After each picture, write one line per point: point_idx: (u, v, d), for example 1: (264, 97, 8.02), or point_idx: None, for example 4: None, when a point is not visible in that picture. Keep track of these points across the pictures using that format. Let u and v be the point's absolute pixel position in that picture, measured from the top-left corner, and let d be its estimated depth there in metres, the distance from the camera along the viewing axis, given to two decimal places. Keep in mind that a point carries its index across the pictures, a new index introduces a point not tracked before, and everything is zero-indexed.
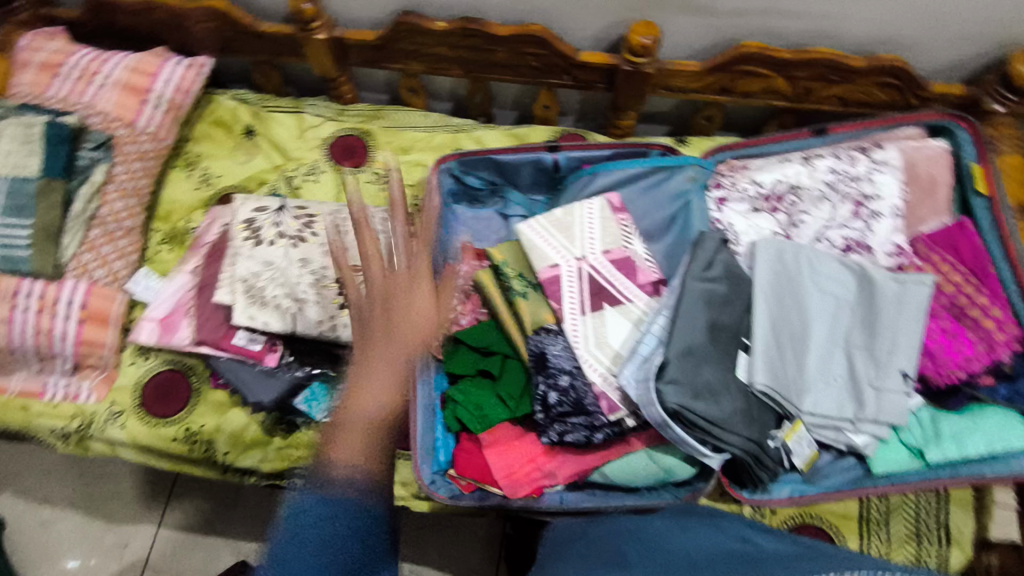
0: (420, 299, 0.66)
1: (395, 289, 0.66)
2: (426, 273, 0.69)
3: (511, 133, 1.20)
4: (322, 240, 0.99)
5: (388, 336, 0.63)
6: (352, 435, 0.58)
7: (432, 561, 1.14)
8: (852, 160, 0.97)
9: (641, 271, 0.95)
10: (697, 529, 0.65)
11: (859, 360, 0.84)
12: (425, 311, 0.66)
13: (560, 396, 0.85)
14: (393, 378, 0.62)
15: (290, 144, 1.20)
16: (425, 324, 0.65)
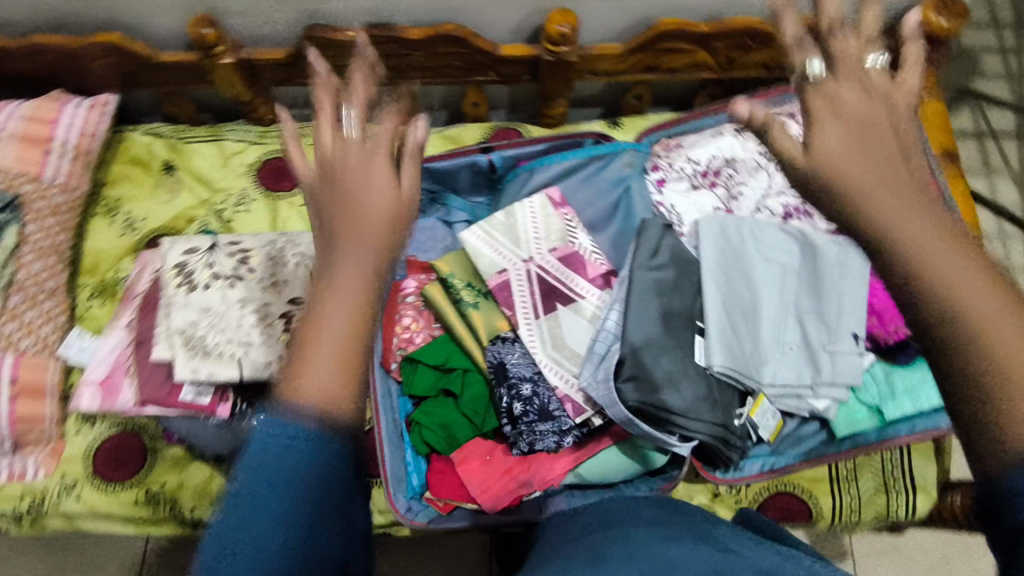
0: (381, 183, 0.50)
1: (350, 178, 0.50)
2: (387, 144, 0.52)
3: (443, 136, 1.17)
4: (260, 275, 0.96)
5: (346, 225, 0.48)
6: (311, 335, 0.45)
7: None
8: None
9: (590, 264, 0.94)
10: (701, 527, 0.64)
11: (811, 324, 0.85)
12: (386, 195, 0.50)
13: (525, 407, 0.84)
14: (344, 338, 0.45)
15: (215, 175, 1.14)
16: (390, 209, 0.49)
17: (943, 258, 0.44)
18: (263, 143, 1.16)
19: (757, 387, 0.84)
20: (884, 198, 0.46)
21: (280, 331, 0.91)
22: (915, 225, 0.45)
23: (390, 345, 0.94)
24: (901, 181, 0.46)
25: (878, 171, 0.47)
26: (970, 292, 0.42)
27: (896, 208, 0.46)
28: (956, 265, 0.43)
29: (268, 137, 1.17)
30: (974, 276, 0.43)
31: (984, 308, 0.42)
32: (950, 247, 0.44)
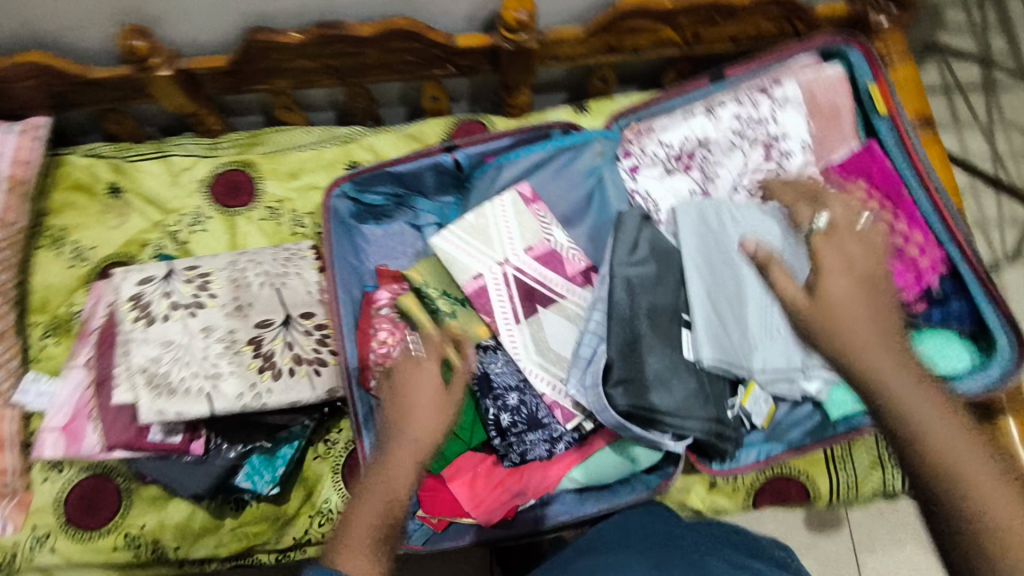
0: (427, 390, 0.75)
1: (415, 399, 0.74)
2: (434, 355, 0.79)
3: (404, 135, 1.11)
4: (223, 300, 0.91)
5: (401, 422, 0.73)
6: (357, 529, 0.64)
7: None
8: (756, 101, 0.93)
9: (568, 261, 0.91)
10: (714, 564, 0.63)
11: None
12: (432, 408, 0.74)
13: (513, 417, 0.82)
14: (375, 512, 0.66)
15: (165, 195, 1.07)
16: (432, 422, 0.73)
17: (905, 396, 0.63)
18: (214, 155, 1.09)
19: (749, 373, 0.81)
20: (865, 348, 0.66)
21: (250, 358, 0.87)
22: (896, 371, 0.64)
23: (367, 361, 0.89)
24: (884, 336, 0.67)
25: (867, 326, 0.67)
26: (959, 449, 0.59)
27: (867, 356, 0.65)
28: (952, 432, 0.60)
29: (219, 149, 1.10)
30: (954, 429, 0.60)
31: (967, 466, 0.58)
32: (927, 393, 0.63)
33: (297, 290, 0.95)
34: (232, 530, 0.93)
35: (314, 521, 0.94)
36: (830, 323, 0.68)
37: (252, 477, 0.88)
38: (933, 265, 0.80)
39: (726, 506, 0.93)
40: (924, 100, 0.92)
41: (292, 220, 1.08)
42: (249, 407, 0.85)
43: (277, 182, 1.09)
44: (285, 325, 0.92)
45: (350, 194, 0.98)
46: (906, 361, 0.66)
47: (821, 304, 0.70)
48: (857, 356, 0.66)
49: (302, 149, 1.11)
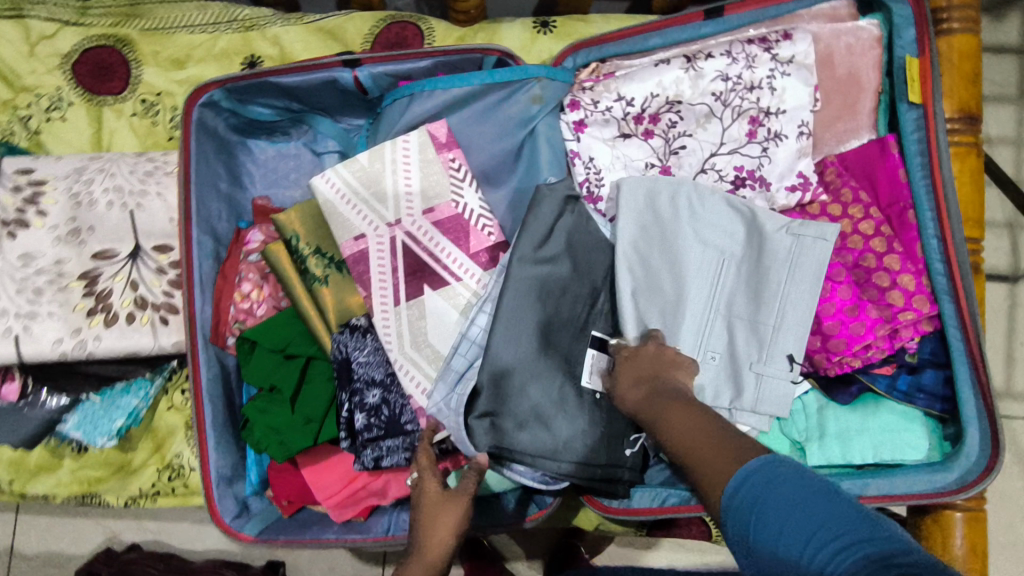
0: (428, 503, 0.60)
1: (435, 499, 0.60)
2: (427, 463, 0.62)
3: (318, 28, 0.88)
4: (54, 221, 0.76)
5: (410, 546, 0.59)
6: None
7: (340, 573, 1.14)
8: (753, 64, 0.69)
9: (473, 232, 0.73)
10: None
11: (739, 329, 0.66)
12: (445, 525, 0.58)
13: (368, 420, 0.69)
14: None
15: (18, 67, 0.88)
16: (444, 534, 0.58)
17: (659, 416, 0.52)
18: (83, 23, 0.88)
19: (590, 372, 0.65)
20: (627, 392, 0.57)
21: (78, 297, 0.74)
22: (653, 407, 0.53)
23: (226, 316, 0.76)
24: (658, 381, 0.55)
25: (637, 381, 0.56)
26: (697, 446, 0.46)
27: (630, 397, 0.56)
28: (693, 440, 0.47)
29: (90, 16, 0.89)
30: (696, 438, 0.47)
31: (698, 459, 0.46)
32: (684, 412, 0.50)
33: (157, 215, 0.78)
34: (72, 472, 0.84)
35: (163, 475, 0.84)
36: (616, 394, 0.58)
37: (84, 427, 0.77)
38: (915, 322, 0.63)
39: (614, 527, 0.81)
40: (976, 89, 0.66)
41: (171, 120, 0.88)
42: (72, 356, 0.73)
43: (157, 69, 0.88)
44: (133, 258, 0.76)
45: (223, 105, 0.77)
46: (664, 393, 0.53)
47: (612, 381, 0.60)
48: (632, 402, 0.56)
49: (190, 29, 0.89)
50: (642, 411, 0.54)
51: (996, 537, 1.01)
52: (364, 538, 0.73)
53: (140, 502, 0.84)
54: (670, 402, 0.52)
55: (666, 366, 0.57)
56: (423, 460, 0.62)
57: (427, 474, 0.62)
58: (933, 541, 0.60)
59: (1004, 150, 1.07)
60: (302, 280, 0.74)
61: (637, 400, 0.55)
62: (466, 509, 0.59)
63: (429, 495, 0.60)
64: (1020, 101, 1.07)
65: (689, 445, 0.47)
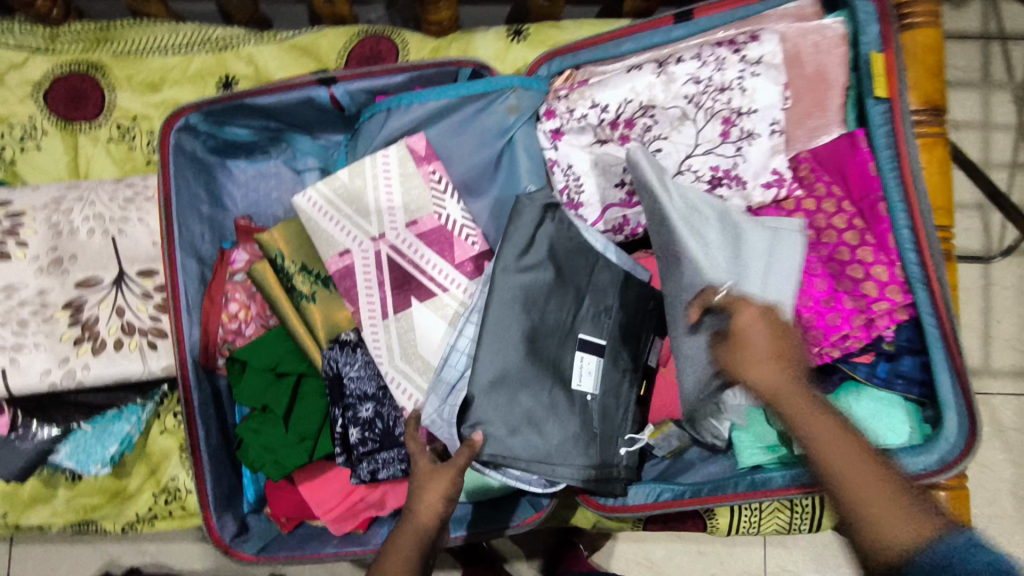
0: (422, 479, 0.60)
1: (429, 469, 0.60)
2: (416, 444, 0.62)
3: (292, 45, 0.88)
4: (35, 251, 0.76)
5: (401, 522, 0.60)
6: None
7: None
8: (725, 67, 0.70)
9: (458, 243, 0.74)
10: None
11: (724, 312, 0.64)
12: (434, 500, 0.59)
13: (362, 434, 0.70)
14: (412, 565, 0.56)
15: None
16: (431, 515, 0.59)
17: (812, 425, 0.52)
18: (53, 50, 0.87)
19: (577, 368, 0.66)
20: (760, 369, 0.54)
21: (64, 327, 0.74)
22: (796, 398, 0.53)
23: (215, 337, 0.77)
24: (794, 367, 0.54)
25: (769, 358, 0.54)
26: (871, 494, 0.50)
27: (768, 378, 0.54)
28: (863, 480, 0.51)
29: (59, 42, 0.88)
30: (869, 473, 0.51)
31: (878, 513, 0.50)
32: (839, 430, 0.53)
33: (140, 240, 0.78)
34: (67, 501, 0.84)
35: (159, 498, 0.84)
36: (738, 361, 0.55)
37: (77, 456, 0.77)
38: (890, 311, 0.65)
39: (611, 525, 0.82)
40: (940, 82, 0.67)
41: (148, 144, 0.89)
42: (61, 386, 0.73)
43: (131, 93, 0.88)
44: (117, 285, 0.76)
45: (200, 127, 0.77)
46: (804, 390, 0.54)
47: (734, 340, 0.56)
48: (762, 381, 0.54)
49: (162, 51, 0.88)
50: (778, 398, 0.54)
51: (980, 509, 1.03)
52: (363, 550, 0.74)
53: (138, 525, 0.85)
54: (826, 415, 0.53)
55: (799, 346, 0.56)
56: (413, 443, 0.62)
57: (417, 453, 0.62)
58: None
59: (971, 134, 1.09)
60: (290, 297, 0.75)
61: (770, 380, 0.54)
62: (456, 479, 0.59)
63: (421, 469, 0.61)
64: (983, 85, 1.10)
65: (853, 479, 0.51)
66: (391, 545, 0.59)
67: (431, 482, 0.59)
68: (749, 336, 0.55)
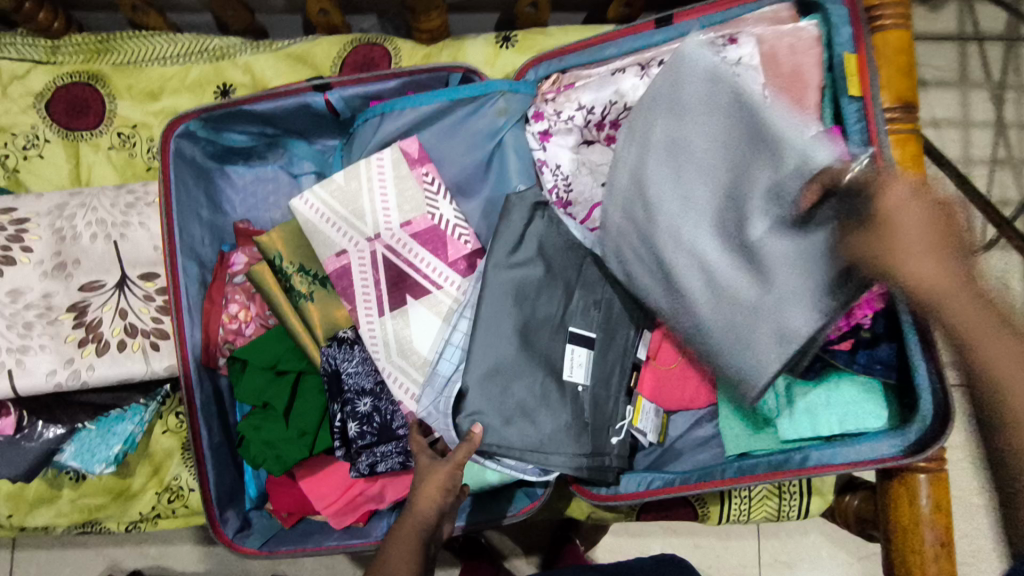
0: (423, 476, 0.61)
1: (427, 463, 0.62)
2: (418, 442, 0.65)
3: (288, 54, 0.91)
4: (40, 256, 0.78)
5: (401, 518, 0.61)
6: None
7: None
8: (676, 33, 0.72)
9: (452, 242, 0.76)
10: None
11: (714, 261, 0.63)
12: (432, 495, 0.61)
13: (360, 427, 0.72)
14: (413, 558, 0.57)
15: None
16: (430, 509, 0.60)
17: (948, 307, 0.53)
18: (54, 61, 0.90)
19: (568, 362, 0.69)
20: (921, 264, 0.52)
21: (69, 329, 0.76)
22: (952, 295, 0.52)
23: (215, 337, 0.79)
24: (950, 254, 0.52)
25: (927, 251, 0.52)
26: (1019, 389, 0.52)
27: (927, 274, 0.52)
28: (1010, 364, 0.52)
29: (59, 54, 0.90)
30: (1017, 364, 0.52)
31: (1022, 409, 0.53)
32: (1000, 335, 0.52)
33: (141, 245, 0.80)
34: (72, 501, 0.85)
35: (162, 497, 0.87)
36: (891, 259, 0.53)
37: (82, 456, 0.78)
38: (868, 300, 0.66)
39: (605, 515, 0.84)
40: (911, 81, 0.70)
41: (148, 151, 0.91)
42: (66, 386, 0.75)
43: (131, 102, 0.90)
44: (120, 287, 0.78)
45: (199, 134, 0.80)
46: (966, 286, 0.52)
47: (879, 225, 0.53)
48: (915, 276, 0.52)
49: (160, 61, 0.91)
50: (931, 291, 0.53)
51: None
52: (364, 542, 0.76)
53: (141, 525, 0.87)
54: (966, 290, 0.52)
55: (952, 235, 0.52)
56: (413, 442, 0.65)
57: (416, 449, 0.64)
58: (900, 502, 0.63)
59: (950, 132, 1.13)
60: (288, 297, 0.77)
61: (925, 274, 0.52)
62: (452, 473, 0.61)
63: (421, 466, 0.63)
64: (961, 85, 1.13)
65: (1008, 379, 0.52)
66: (391, 540, 0.60)
67: (428, 476, 0.61)
68: (899, 225, 0.52)
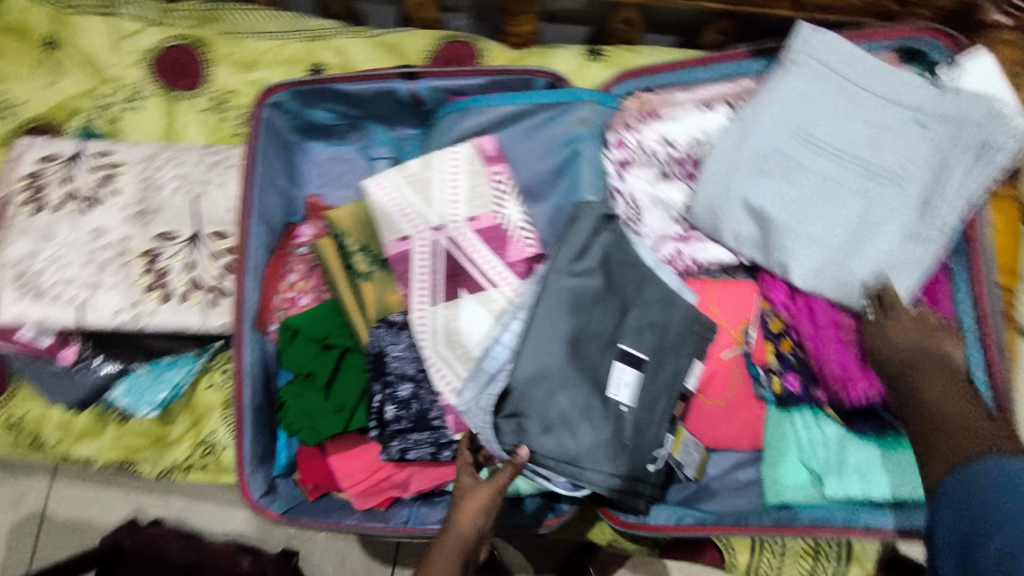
0: (470, 497, 0.62)
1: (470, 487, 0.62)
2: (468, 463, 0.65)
3: (380, 42, 0.93)
4: (125, 200, 0.82)
5: (441, 535, 0.61)
6: None
7: (357, 567, 1.13)
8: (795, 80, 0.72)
9: (513, 243, 0.76)
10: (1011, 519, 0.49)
11: (902, 109, 0.71)
12: (475, 513, 0.61)
13: (397, 412, 0.73)
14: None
15: (104, 58, 0.94)
16: (471, 528, 0.60)
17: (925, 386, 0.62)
18: (163, 23, 0.94)
19: (616, 380, 0.67)
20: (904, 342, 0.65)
21: (139, 274, 0.79)
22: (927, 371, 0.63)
23: (272, 303, 0.81)
24: (929, 345, 0.64)
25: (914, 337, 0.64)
26: (936, 437, 0.59)
27: (899, 352, 0.64)
28: (961, 432, 0.57)
29: (170, 17, 0.95)
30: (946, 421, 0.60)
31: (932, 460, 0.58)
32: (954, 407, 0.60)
33: (216, 205, 0.83)
34: (113, 440, 0.89)
35: (197, 450, 0.88)
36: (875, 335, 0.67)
37: (131, 396, 0.83)
38: None
39: (626, 545, 0.82)
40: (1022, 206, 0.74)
41: (237, 118, 0.95)
42: (126, 327, 0.78)
43: (229, 70, 0.95)
44: (192, 242, 0.81)
45: (288, 106, 0.83)
46: (946, 379, 0.62)
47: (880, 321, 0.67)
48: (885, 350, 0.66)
49: (261, 36, 0.94)
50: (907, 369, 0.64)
51: None
52: (385, 527, 0.76)
53: (174, 474, 0.88)
54: (958, 395, 0.61)
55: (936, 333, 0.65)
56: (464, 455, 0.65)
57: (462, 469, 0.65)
58: None
59: None
60: (347, 272, 0.79)
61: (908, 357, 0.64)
62: (494, 495, 0.62)
63: (465, 485, 0.63)
64: None
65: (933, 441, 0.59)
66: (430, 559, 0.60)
67: (471, 495, 0.61)
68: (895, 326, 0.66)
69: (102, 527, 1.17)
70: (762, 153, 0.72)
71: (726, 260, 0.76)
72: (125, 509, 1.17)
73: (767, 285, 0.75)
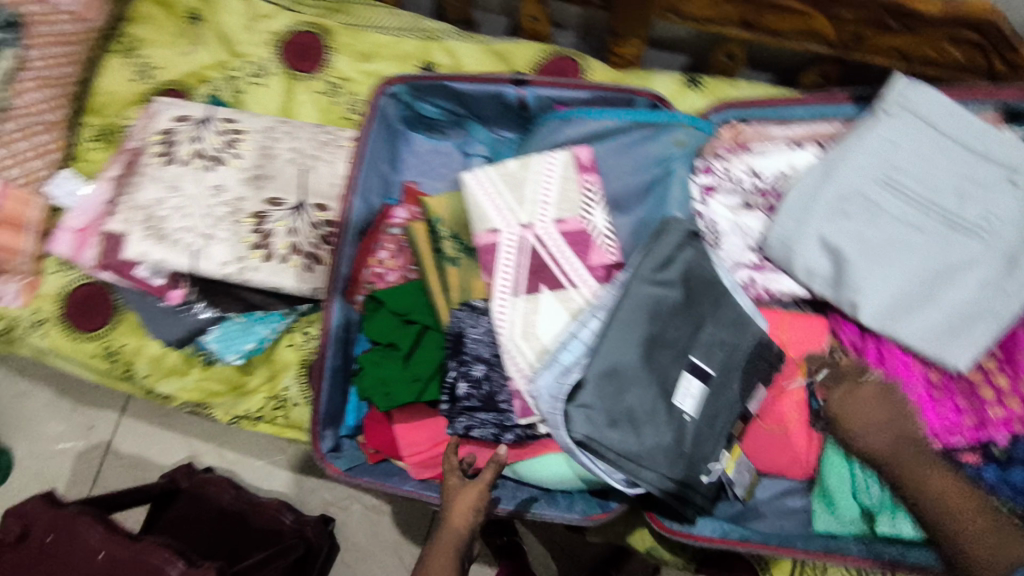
0: (459, 499, 0.70)
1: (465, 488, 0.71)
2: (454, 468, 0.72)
3: (489, 49, 1.00)
4: (244, 163, 0.89)
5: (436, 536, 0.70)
6: None
7: (389, 536, 1.18)
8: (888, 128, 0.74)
9: (596, 249, 0.80)
10: None
11: (992, 169, 0.72)
12: (464, 512, 0.70)
13: (470, 389, 0.77)
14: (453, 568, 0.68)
15: (238, 35, 1.03)
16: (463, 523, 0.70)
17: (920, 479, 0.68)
18: (296, 10, 1.04)
19: (683, 396, 0.69)
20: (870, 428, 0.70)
21: (247, 232, 0.86)
22: (905, 460, 0.68)
23: (361, 275, 0.87)
24: (893, 424, 0.70)
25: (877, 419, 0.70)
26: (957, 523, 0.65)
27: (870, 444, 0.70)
28: (959, 505, 0.66)
29: (303, 5, 1.05)
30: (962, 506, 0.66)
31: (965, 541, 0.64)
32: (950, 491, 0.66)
33: (323, 178, 0.90)
34: (196, 380, 0.96)
35: (270, 403, 0.95)
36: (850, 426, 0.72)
37: (221, 342, 0.91)
38: (1006, 420, 0.70)
39: (663, 555, 0.85)
40: None
41: (349, 102, 1.03)
42: (230, 278, 0.85)
43: (348, 59, 1.02)
44: (297, 210, 0.88)
45: (403, 98, 0.90)
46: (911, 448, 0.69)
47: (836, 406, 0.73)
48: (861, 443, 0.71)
49: (381, 31, 1.02)
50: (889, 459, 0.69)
51: None
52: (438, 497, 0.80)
53: (244, 420, 0.95)
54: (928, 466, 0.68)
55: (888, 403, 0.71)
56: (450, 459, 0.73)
57: (449, 470, 0.73)
58: None
59: None
60: (435, 255, 0.84)
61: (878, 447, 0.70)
62: (482, 491, 0.71)
63: (452, 487, 0.71)
64: None
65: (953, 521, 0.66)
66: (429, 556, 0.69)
67: (460, 496, 0.70)
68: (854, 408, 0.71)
69: (160, 466, 1.24)
70: (841, 201, 0.74)
71: (798, 293, 0.78)
72: (183, 452, 1.24)
73: (837, 323, 0.77)
